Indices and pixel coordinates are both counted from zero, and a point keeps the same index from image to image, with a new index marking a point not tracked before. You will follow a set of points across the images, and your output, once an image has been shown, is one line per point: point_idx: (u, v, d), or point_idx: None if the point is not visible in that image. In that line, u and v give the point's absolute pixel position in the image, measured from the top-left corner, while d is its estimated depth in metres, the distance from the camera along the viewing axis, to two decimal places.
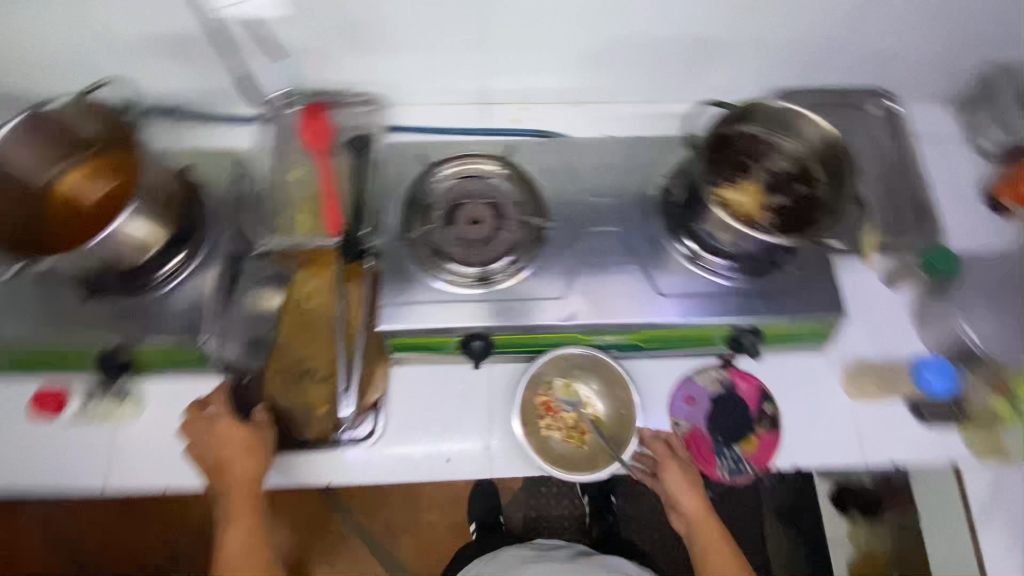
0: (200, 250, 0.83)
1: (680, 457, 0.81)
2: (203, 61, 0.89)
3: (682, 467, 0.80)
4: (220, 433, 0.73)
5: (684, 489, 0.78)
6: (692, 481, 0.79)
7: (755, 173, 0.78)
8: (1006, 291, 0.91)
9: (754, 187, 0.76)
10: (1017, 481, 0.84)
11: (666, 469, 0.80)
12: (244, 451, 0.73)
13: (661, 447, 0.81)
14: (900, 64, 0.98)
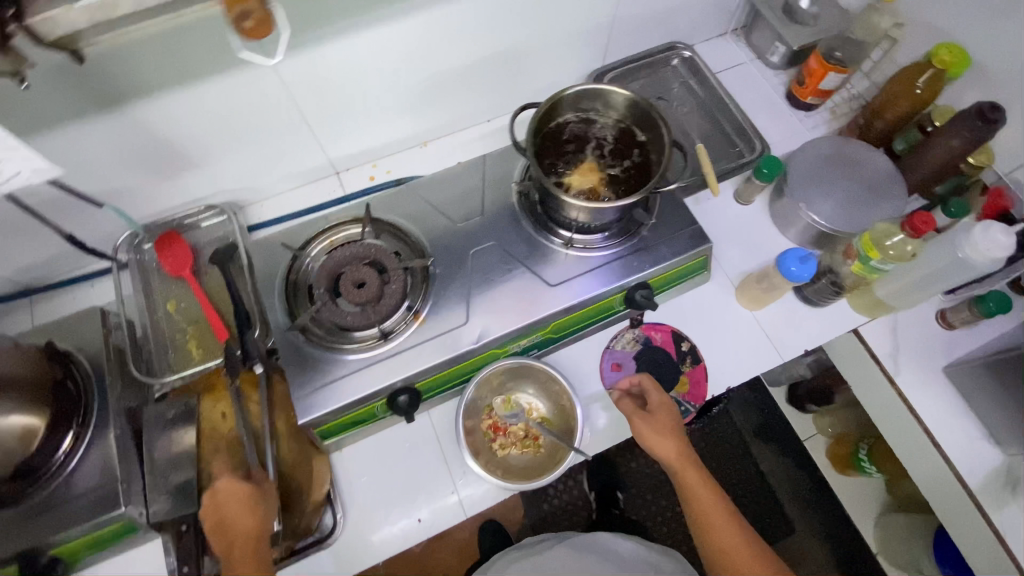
0: (89, 419, 0.77)
1: (648, 413, 0.80)
2: (29, 236, 0.84)
3: (652, 422, 0.79)
4: (221, 493, 0.71)
5: (659, 443, 0.78)
6: (665, 434, 0.78)
7: (588, 151, 0.85)
8: (844, 163, 0.95)
9: (590, 164, 0.84)
10: (908, 324, 0.94)
11: (639, 426, 0.79)
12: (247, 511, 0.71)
13: (626, 405, 0.82)
14: (683, 16, 1.09)
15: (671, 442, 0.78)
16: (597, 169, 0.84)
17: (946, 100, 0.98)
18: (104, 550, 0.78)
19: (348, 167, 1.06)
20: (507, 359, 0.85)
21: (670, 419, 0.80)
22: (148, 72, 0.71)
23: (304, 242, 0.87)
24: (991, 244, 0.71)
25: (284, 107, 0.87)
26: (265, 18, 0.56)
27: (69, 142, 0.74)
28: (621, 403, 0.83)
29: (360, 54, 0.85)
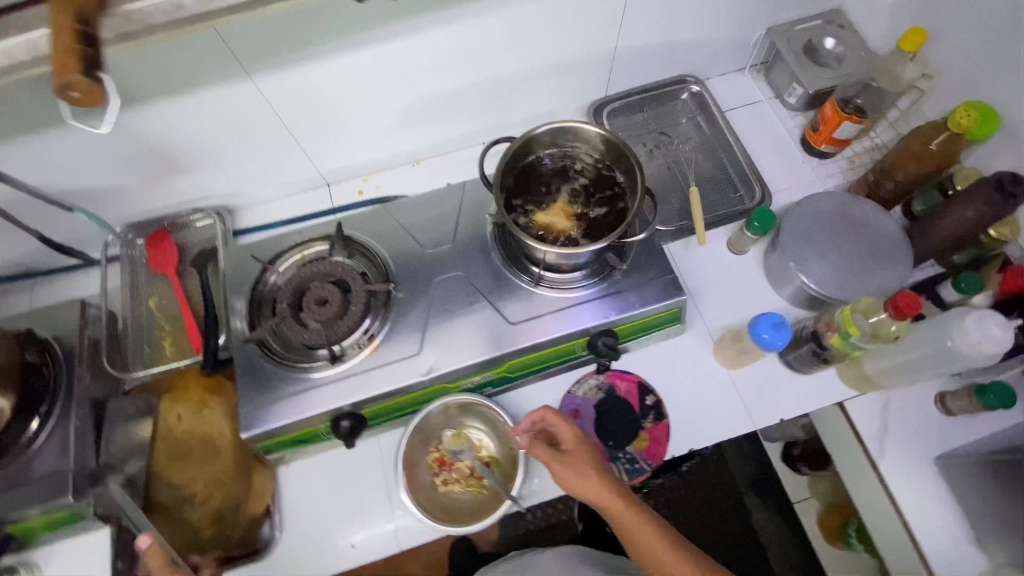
0: (56, 406, 0.80)
1: (566, 453, 0.74)
2: (24, 224, 0.88)
3: (569, 465, 0.73)
4: None
5: (580, 486, 0.72)
6: (583, 475, 0.73)
7: (562, 190, 0.82)
8: (847, 224, 0.88)
9: (562, 205, 0.81)
10: (902, 403, 0.86)
11: (560, 472, 0.73)
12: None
13: (540, 451, 0.75)
14: (695, 49, 1.04)
15: (591, 484, 0.72)
16: (569, 210, 0.81)
17: (973, 161, 0.89)
18: (57, 533, 0.81)
19: (339, 180, 1.07)
20: (458, 394, 0.84)
21: (587, 456, 0.74)
22: (131, 84, 0.74)
23: (275, 255, 0.88)
24: (984, 337, 0.64)
25: (270, 121, 0.88)
26: (98, 86, 0.42)
27: (59, 144, 0.78)
28: (533, 449, 0.76)
29: (346, 74, 0.85)
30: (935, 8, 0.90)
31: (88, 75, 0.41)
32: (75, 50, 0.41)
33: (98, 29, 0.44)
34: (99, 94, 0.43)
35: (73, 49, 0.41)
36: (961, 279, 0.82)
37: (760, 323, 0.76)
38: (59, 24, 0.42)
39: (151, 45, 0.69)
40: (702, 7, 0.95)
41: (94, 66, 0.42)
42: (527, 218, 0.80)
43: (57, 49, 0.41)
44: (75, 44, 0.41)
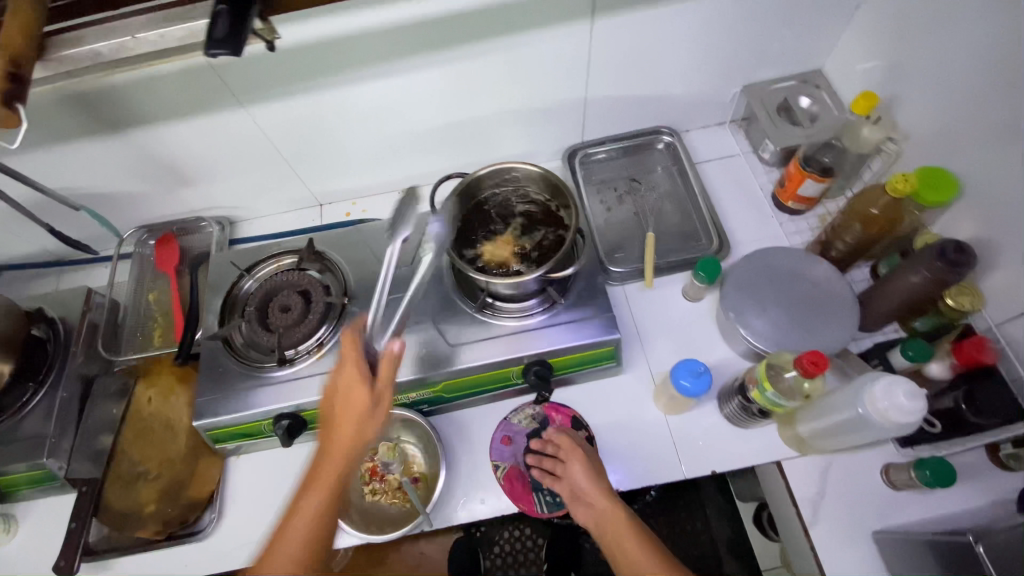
0: (50, 377, 0.91)
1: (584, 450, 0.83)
2: (59, 217, 1.03)
3: (587, 457, 0.82)
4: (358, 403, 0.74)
5: (593, 480, 0.79)
6: (590, 473, 0.80)
7: (508, 226, 0.88)
8: (790, 281, 0.88)
9: (507, 238, 0.86)
10: (843, 470, 0.83)
11: (577, 461, 0.81)
12: (348, 438, 0.74)
13: (564, 436, 0.84)
14: (671, 103, 1.08)
15: (601, 480, 0.79)
16: (512, 242, 0.86)
17: (938, 228, 0.87)
18: (36, 491, 0.91)
19: (331, 202, 1.17)
20: (394, 408, 0.89)
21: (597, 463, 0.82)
22: (144, 109, 0.87)
23: (253, 263, 0.98)
24: (892, 404, 0.62)
25: (263, 145, 0.99)
26: (15, 112, 0.55)
27: (85, 153, 0.92)
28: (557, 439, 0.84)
29: (332, 110, 0.95)
30: (903, 74, 0.90)
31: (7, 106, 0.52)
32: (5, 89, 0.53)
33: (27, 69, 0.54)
34: (15, 117, 0.56)
35: None
36: (908, 346, 0.80)
37: (680, 370, 0.77)
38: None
39: (156, 78, 0.82)
40: (671, 64, 1.00)
41: (13, 99, 0.53)
42: (472, 249, 0.86)
43: None
44: (7, 84, 0.53)
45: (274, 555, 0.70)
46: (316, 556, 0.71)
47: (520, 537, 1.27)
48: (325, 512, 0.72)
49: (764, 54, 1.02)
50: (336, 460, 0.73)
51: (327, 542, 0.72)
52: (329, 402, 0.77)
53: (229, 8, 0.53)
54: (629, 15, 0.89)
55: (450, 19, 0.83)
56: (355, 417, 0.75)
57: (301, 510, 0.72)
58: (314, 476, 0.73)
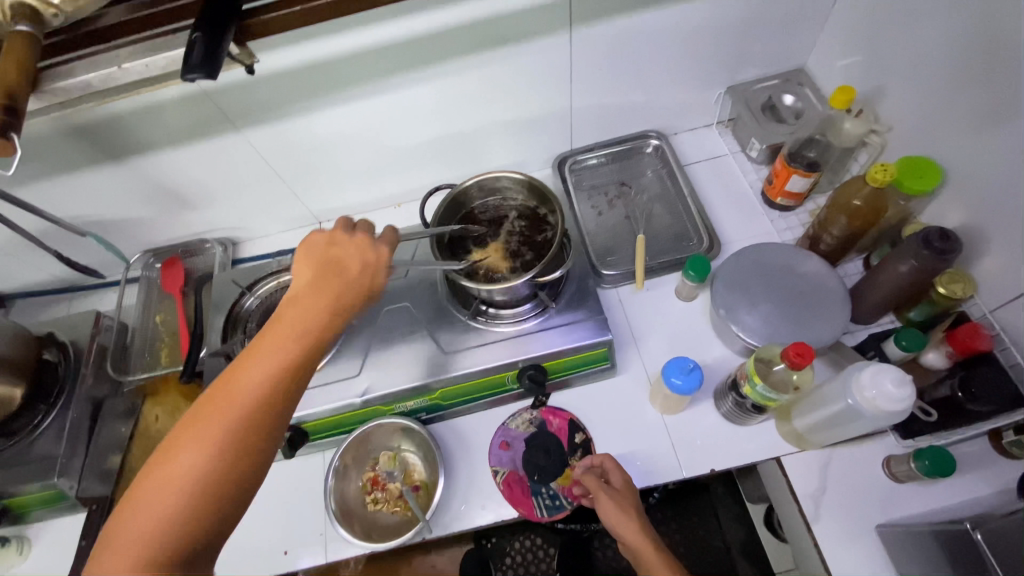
0: (60, 400, 0.94)
1: (612, 487, 0.80)
2: (69, 244, 1.08)
3: (615, 499, 0.79)
4: (367, 273, 0.65)
5: (622, 523, 0.77)
6: (619, 515, 0.77)
7: (497, 234, 0.90)
8: (778, 276, 0.89)
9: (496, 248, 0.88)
10: (844, 464, 0.82)
11: (602, 502, 0.79)
12: (341, 295, 0.63)
13: (591, 479, 0.81)
14: (657, 108, 1.10)
15: (632, 521, 0.77)
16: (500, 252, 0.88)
17: (927, 216, 0.87)
18: (49, 511, 0.94)
19: (329, 219, 1.20)
20: (392, 417, 0.90)
21: (629, 499, 0.79)
22: (144, 137, 0.91)
23: (254, 281, 1.01)
24: (880, 393, 0.62)
25: (260, 166, 1.03)
26: (8, 141, 0.52)
27: (89, 181, 0.96)
28: (584, 479, 0.82)
29: (325, 129, 0.98)
30: (883, 67, 0.91)
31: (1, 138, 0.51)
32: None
33: (22, 101, 0.53)
34: (9, 145, 0.53)
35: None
36: (902, 336, 0.79)
37: (672, 368, 0.77)
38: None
39: (154, 106, 0.85)
40: (653, 69, 1.02)
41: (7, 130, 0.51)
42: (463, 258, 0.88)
43: None
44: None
45: (209, 419, 0.54)
46: (263, 427, 0.56)
47: (532, 546, 1.27)
48: (292, 375, 0.58)
49: (745, 55, 1.04)
50: (320, 314, 0.61)
51: (277, 414, 0.57)
52: (321, 252, 0.65)
53: (204, 36, 0.55)
54: (607, 23, 0.91)
55: (432, 36, 0.85)
56: (354, 277, 0.64)
57: (258, 360, 0.57)
58: (285, 326, 0.60)
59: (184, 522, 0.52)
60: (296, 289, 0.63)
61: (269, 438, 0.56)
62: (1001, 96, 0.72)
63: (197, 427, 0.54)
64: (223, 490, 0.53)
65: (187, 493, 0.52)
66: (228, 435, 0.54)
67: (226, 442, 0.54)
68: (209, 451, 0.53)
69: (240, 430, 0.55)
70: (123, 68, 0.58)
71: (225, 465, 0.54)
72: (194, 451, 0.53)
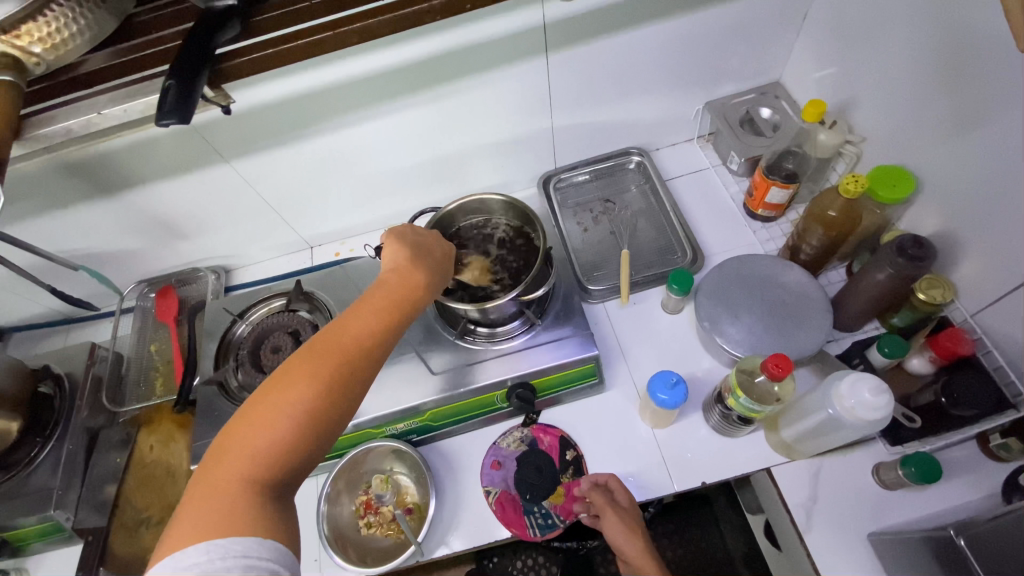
0: (55, 431, 0.95)
1: (620, 505, 0.81)
2: (65, 277, 1.09)
3: (622, 517, 0.80)
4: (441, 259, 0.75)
5: (628, 541, 0.79)
6: (625, 534, 0.79)
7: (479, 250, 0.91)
8: (759, 287, 0.90)
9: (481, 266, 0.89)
10: (833, 473, 0.82)
11: (609, 520, 0.80)
12: (429, 274, 0.70)
13: (599, 497, 0.82)
14: (638, 125, 1.12)
15: (637, 539, 0.79)
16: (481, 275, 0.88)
17: (905, 224, 0.89)
18: (45, 544, 0.94)
19: (320, 244, 1.22)
20: (383, 440, 0.91)
21: (634, 517, 0.81)
22: (135, 171, 0.93)
23: (246, 308, 1.03)
24: (858, 402, 0.63)
25: (250, 195, 1.05)
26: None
27: (83, 216, 0.98)
28: (591, 495, 0.82)
29: (312, 158, 1.00)
30: (856, 78, 0.93)
31: None
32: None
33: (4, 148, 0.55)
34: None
35: None
36: (884, 343, 0.80)
37: (656, 384, 0.78)
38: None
39: (144, 143, 0.88)
40: (631, 87, 1.04)
41: None
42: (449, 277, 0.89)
43: None
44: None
45: (318, 357, 0.58)
46: (363, 373, 0.60)
47: (534, 566, 1.25)
48: (389, 332, 0.63)
49: (721, 71, 1.06)
50: (414, 286, 0.68)
51: (374, 366, 0.62)
52: (407, 239, 0.74)
53: (177, 80, 0.58)
54: (583, 46, 0.93)
55: (413, 65, 0.88)
56: (436, 263, 0.73)
57: (364, 314, 0.63)
58: (384, 292, 0.66)
59: (286, 451, 0.55)
60: (390, 263, 0.70)
61: (364, 385, 0.61)
62: (969, 104, 0.74)
63: (305, 364, 0.58)
64: (323, 426, 0.56)
65: (291, 424, 0.55)
66: (336, 372, 0.58)
67: (333, 380, 0.57)
68: (320, 384, 0.57)
69: (346, 372, 0.58)
70: (102, 114, 0.60)
71: (326, 403, 0.57)
72: (302, 385, 0.56)
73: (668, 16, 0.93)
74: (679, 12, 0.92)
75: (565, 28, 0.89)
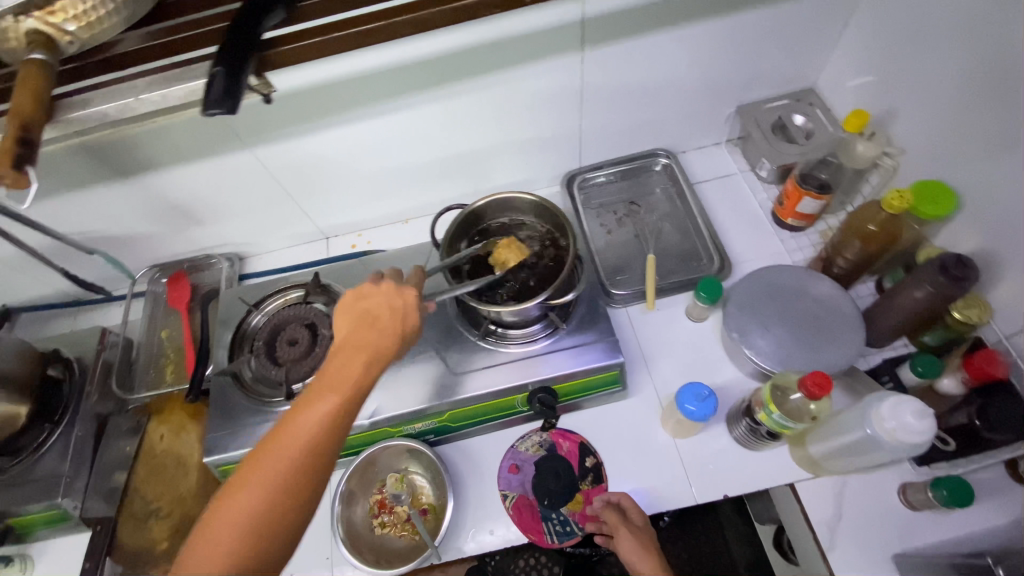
0: (65, 417, 0.94)
1: (633, 524, 0.80)
2: (76, 258, 1.07)
3: (636, 535, 0.78)
4: (400, 310, 0.69)
5: (644, 560, 0.76)
6: (640, 553, 0.76)
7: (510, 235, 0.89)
8: (790, 299, 0.88)
9: (515, 241, 0.87)
10: (858, 491, 0.81)
11: (622, 538, 0.78)
12: (382, 337, 0.66)
13: (613, 514, 0.80)
14: (667, 126, 1.10)
15: (653, 558, 0.76)
16: (523, 254, 0.86)
17: (941, 241, 0.86)
18: (51, 531, 0.93)
19: (336, 235, 1.20)
20: (400, 439, 0.89)
21: (649, 537, 0.79)
22: (155, 155, 0.90)
23: (261, 299, 1.00)
24: (899, 425, 0.62)
25: (269, 184, 1.02)
26: (26, 176, 0.49)
27: (98, 199, 0.95)
28: (604, 512, 0.81)
29: (334, 148, 0.98)
30: (897, 89, 0.90)
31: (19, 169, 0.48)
32: (12, 151, 0.48)
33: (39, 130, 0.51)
34: (26, 181, 0.50)
35: (7, 150, 0.48)
36: (916, 362, 0.79)
37: (685, 394, 0.77)
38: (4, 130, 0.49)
39: (166, 127, 0.85)
40: (663, 88, 1.02)
41: (25, 161, 0.49)
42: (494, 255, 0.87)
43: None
44: (15, 146, 0.48)
45: (261, 458, 0.57)
46: (312, 463, 0.57)
47: (536, 565, 1.22)
48: (337, 412, 0.60)
49: (755, 75, 1.04)
50: (364, 358, 0.64)
51: (328, 451, 0.58)
52: (359, 304, 0.69)
53: (225, 67, 0.55)
54: (618, 45, 0.91)
55: (444, 57, 0.85)
56: (391, 318, 0.68)
57: (315, 399, 0.60)
58: (331, 371, 0.63)
59: (236, 559, 0.53)
60: (342, 338, 0.67)
61: (320, 474, 0.58)
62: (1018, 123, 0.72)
63: (248, 470, 0.56)
64: (272, 527, 0.55)
65: (242, 528, 0.53)
66: (285, 466, 0.56)
67: (278, 480, 0.55)
68: (268, 483, 0.55)
69: (290, 467, 0.56)
70: (140, 99, 0.58)
71: (277, 500, 0.55)
72: (247, 491, 0.55)
73: (708, 17, 0.90)
74: (720, 13, 0.90)
75: (602, 26, 0.86)
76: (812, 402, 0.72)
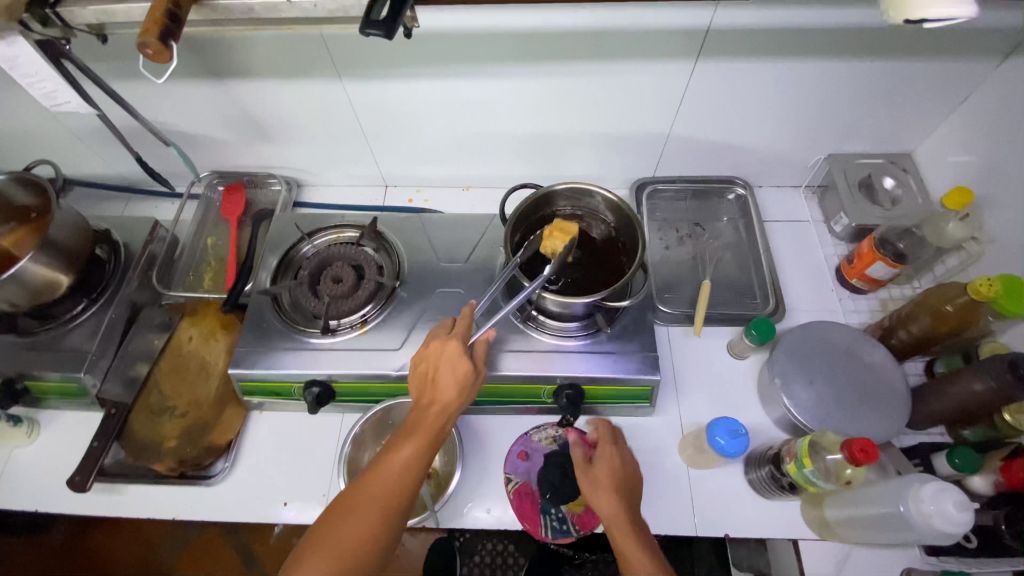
0: (105, 298, 0.95)
1: (596, 463, 0.77)
2: (147, 145, 1.08)
3: (594, 474, 0.76)
4: (453, 365, 0.73)
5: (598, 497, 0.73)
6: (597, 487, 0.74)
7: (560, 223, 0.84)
8: (841, 359, 0.87)
9: (558, 226, 0.83)
10: (860, 563, 0.80)
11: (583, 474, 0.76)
12: (442, 392, 0.71)
13: (575, 453, 0.78)
14: (752, 157, 1.08)
15: (610, 496, 0.73)
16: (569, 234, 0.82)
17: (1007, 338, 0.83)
18: (63, 402, 0.95)
19: (396, 185, 1.19)
20: None
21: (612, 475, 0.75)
22: (250, 62, 0.90)
23: (315, 230, 1.01)
24: (937, 511, 0.64)
25: (348, 118, 1.01)
26: (167, 49, 0.56)
27: (185, 93, 0.96)
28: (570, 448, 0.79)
29: (421, 99, 0.97)
30: (1000, 175, 0.87)
31: (162, 42, 0.55)
32: (161, 23, 0.55)
33: (185, 7, 0.58)
34: (167, 54, 0.57)
35: (159, 20, 0.55)
36: (954, 453, 0.78)
37: (717, 429, 0.77)
38: (157, 1, 0.56)
39: (270, 38, 0.85)
40: (760, 117, 0.99)
41: (169, 36, 0.56)
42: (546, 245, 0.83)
43: (149, 16, 0.55)
44: (164, 19, 0.55)
45: (341, 512, 0.64)
46: (391, 512, 0.65)
47: (502, 552, 1.11)
48: (407, 468, 0.67)
49: (856, 127, 1.01)
50: (429, 415, 0.70)
51: (405, 501, 0.66)
52: (420, 363, 0.75)
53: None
54: (733, 63, 0.88)
55: (558, 35, 0.83)
56: (450, 373, 0.72)
57: (381, 463, 0.67)
58: (403, 429, 0.70)
59: None
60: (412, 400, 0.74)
61: (400, 521, 0.65)
62: None
63: (330, 529, 0.63)
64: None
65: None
66: (358, 528, 0.63)
67: (354, 540, 0.62)
68: (345, 543, 0.62)
69: (372, 519, 0.64)
70: (291, 3, 0.59)
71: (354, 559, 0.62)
72: (337, 544, 0.62)
73: (830, 57, 0.87)
74: (843, 55, 0.87)
75: (725, 39, 0.84)
76: (848, 466, 0.71)
